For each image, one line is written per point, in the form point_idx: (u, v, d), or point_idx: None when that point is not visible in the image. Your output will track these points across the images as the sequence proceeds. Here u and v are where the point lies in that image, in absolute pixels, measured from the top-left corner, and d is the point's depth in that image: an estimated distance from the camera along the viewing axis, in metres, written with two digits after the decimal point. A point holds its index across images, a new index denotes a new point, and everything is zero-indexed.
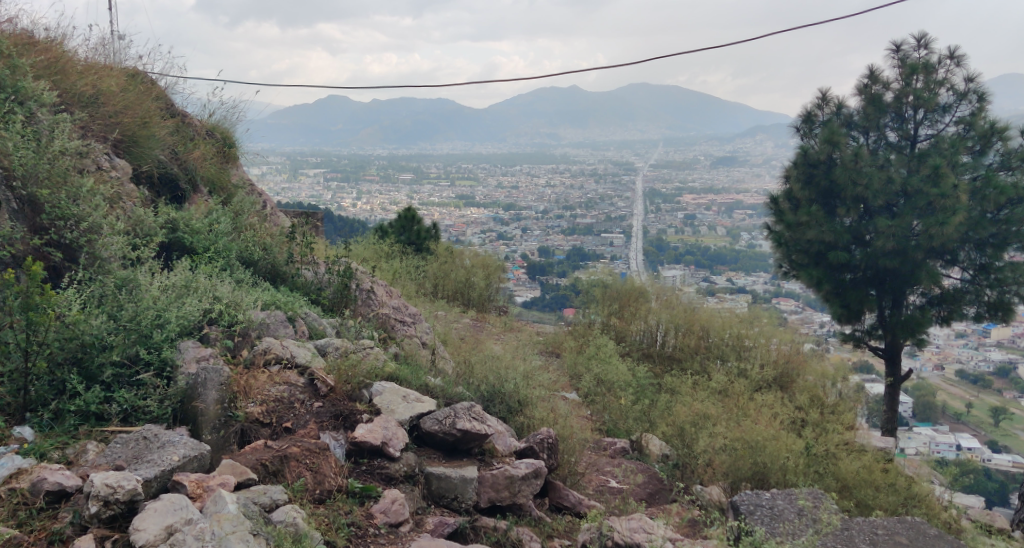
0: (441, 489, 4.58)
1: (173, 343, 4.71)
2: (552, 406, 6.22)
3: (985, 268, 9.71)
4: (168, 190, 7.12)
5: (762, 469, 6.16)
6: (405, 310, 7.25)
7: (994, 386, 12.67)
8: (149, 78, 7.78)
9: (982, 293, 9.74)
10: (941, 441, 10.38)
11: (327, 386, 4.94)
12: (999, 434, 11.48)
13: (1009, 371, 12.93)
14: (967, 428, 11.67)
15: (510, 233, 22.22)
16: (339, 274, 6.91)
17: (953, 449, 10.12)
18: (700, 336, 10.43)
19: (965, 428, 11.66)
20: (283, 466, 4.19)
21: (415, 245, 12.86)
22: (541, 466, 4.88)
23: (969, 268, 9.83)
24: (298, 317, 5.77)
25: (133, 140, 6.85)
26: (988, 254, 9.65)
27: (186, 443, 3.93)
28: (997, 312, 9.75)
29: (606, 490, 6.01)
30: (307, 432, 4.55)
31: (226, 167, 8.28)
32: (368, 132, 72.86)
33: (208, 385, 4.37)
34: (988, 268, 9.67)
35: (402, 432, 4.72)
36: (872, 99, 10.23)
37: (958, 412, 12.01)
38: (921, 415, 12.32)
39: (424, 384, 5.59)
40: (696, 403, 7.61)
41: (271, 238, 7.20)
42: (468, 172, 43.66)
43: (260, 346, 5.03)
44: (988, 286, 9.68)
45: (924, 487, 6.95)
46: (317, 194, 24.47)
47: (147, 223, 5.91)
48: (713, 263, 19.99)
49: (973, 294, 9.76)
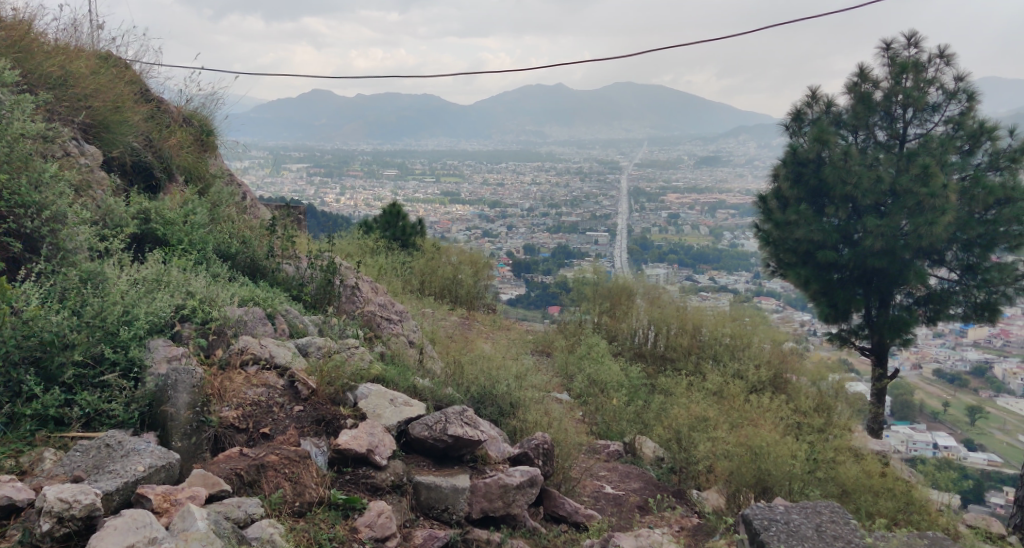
0: (431, 500, 4.29)
1: (141, 342, 4.35)
2: (545, 409, 5.93)
3: (972, 269, 9.49)
4: (141, 179, 6.75)
5: (766, 478, 5.79)
6: (390, 308, 6.92)
7: (973, 386, 12.60)
8: (122, 62, 7.40)
9: (971, 293, 9.54)
10: (918, 440, 10.34)
11: (308, 389, 4.59)
12: (975, 434, 11.08)
13: (986, 371, 12.77)
14: (943, 426, 11.59)
15: (496, 231, 21.88)
16: (322, 270, 6.59)
17: (931, 448, 10.07)
18: (692, 335, 10.14)
19: (941, 427, 11.53)
20: (259, 476, 3.86)
21: (401, 241, 12.54)
22: (536, 474, 4.60)
23: (956, 268, 9.61)
24: (277, 314, 5.44)
25: (104, 126, 6.46)
26: (975, 255, 9.45)
27: (153, 452, 3.59)
28: (984, 312, 9.54)
29: (601, 496, 5.79)
30: (286, 438, 4.22)
31: (205, 157, 7.90)
32: (352, 127, 72.14)
33: (179, 388, 4.03)
34: (976, 269, 9.46)
35: (389, 439, 4.39)
36: (861, 98, 10.00)
37: (935, 411, 11.87)
38: (899, 415, 12.25)
39: (412, 386, 5.28)
40: (694, 405, 7.31)
41: (251, 231, 6.86)
42: (453, 169, 43.21)
43: (236, 345, 4.67)
44: (975, 286, 9.48)
45: (921, 492, 6.68)
46: (303, 190, 24.00)
47: (116, 212, 5.56)
48: (697, 262, 19.77)
49: (961, 294, 9.56)
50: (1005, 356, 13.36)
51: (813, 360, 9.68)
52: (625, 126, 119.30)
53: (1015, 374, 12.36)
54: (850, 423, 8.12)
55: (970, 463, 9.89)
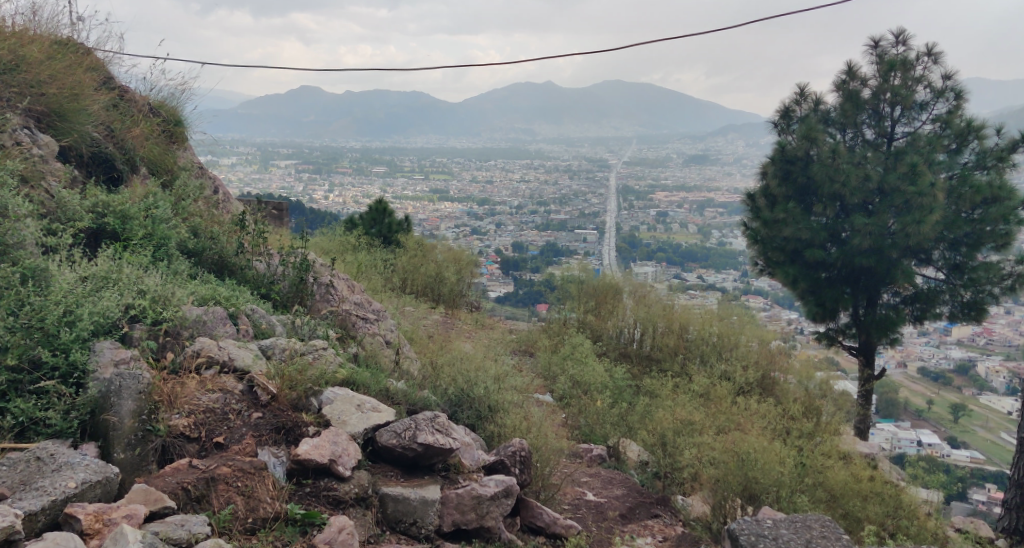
0: (398, 513, 4.01)
1: (85, 344, 4.06)
2: (525, 412, 5.66)
3: (959, 268, 9.30)
4: (102, 171, 6.43)
5: (753, 485, 5.49)
6: (367, 306, 6.62)
7: (956, 384, 12.48)
8: (83, 48, 7.06)
9: (957, 292, 9.33)
10: (902, 436, 10.18)
11: (268, 394, 4.30)
12: (958, 430, 11.24)
13: (970, 368, 12.54)
14: (927, 424, 11.44)
15: (483, 229, 21.55)
16: (295, 267, 6.31)
17: (914, 445, 9.95)
18: (679, 335, 9.90)
19: (925, 424, 11.48)
20: (208, 491, 3.58)
21: (384, 238, 12.26)
22: (512, 484, 4.35)
23: (943, 267, 9.41)
24: (240, 314, 5.14)
25: (60, 115, 6.17)
26: (962, 254, 9.26)
27: (88, 466, 3.33)
28: (970, 312, 9.35)
29: (582, 503, 5.56)
30: (241, 448, 3.95)
31: (173, 149, 7.57)
32: (340, 123, 71.57)
33: (123, 395, 3.75)
34: (962, 268, 9.27)
35: (353, 448, 4.11)
36: (848, 96, 9.78)
37: (919, 408, 11.74)
38: (883, 412, 11.91)
39: (384, 389, 5.00)
40: (680, 408, 7.06)
41: (219, 227, 6.56)
42: (442, 167, 42.70)
43: (191, 348, 4.37)
44: (962, 286, 9.28)
45: (910, 496, 6.56)
46: (288, 186, 23.60)
47: (69, 206, 5.30)
48: (684, 261, 19.56)
49: (947, 293, 9.36)
50: (987, 354, 13.21)
51: (800, 359, 9.52)
52: (614, 124, 119.23)
53: (997, 371, 12.08)
54: (838, 426, 7.91)
55: (952, 461, 9.74)
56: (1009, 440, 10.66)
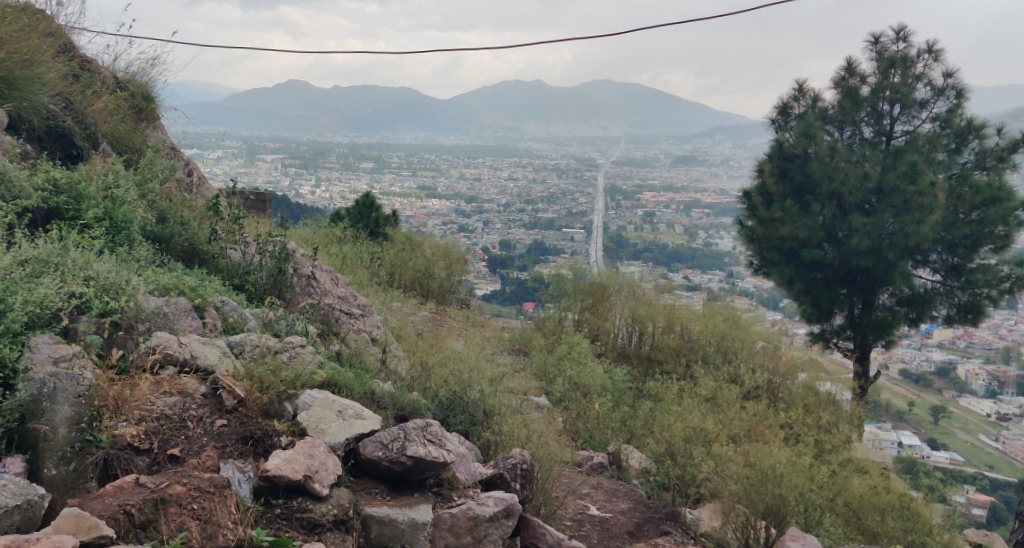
0: (383, 538, 3.44)
1: (17, 338, 3.51)
2: (524, 419, 5.13)
3: (956, 269, 8.82)
4: (59, 147, 5.86)
5: (779, 505, 4.97)
6: (352, 300, 6.04)
7: (937, 386, 12.00)
8: (40, 14, 6.44)
9: (953, 295, 8.82)
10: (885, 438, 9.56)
11: (235, 398, 3.73)
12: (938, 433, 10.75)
13: (951, 372, 12.18)
14: (907, 425, 10.92)
15: (472, 225, 20.92)
16: (273, 257, 5.74)
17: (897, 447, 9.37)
18: (680, 336, 9.42)
19: (905, 425, 10.92)
20: (157, 515, 3.00)
21: (370, 232, 11.66)
22: (513, 503, 3.82)
23: (939, 269, 8.93)
24: (208, 306, 4.55)
25: (11, 82, 5.60)
26: (960, 255, 8.79)
27: (5, 487, 2.82)
28: (967, 315, 8.82)
29: (586, 518, 4.97)
30: (200, 462, 3.38)
31: (142, 127, 6.97)
32: (329, 117, 70.60)
33: (59, 399, 3.21)
34: (960, 269, 8.79)
35: (333, 462, 3.55)
36: (847, 92, 9.27)
37: (900, 411, 11.22)
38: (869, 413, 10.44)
39: (369, 392, 4.43)
40: (688, 414, 6.54)
41: (189, 212, 5.98)
42: (432, 163, 41.92)
43: (146, 345, 3.81)
44: (959, 288, 8.77)
45: (928, 508, 6.07)
46: (274, 180, 22.90)
47: (16, 181, 4.76)
48: (671, 262, 19.04)
49: (944, 295, 8.83)
50: (969, 358, 12.91)
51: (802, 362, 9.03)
52: (602, 124, 118.80)
53: (977, 374, 11.77)
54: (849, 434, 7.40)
55: (935, 461, 9.38)
56: (990, 443, 10.24)
